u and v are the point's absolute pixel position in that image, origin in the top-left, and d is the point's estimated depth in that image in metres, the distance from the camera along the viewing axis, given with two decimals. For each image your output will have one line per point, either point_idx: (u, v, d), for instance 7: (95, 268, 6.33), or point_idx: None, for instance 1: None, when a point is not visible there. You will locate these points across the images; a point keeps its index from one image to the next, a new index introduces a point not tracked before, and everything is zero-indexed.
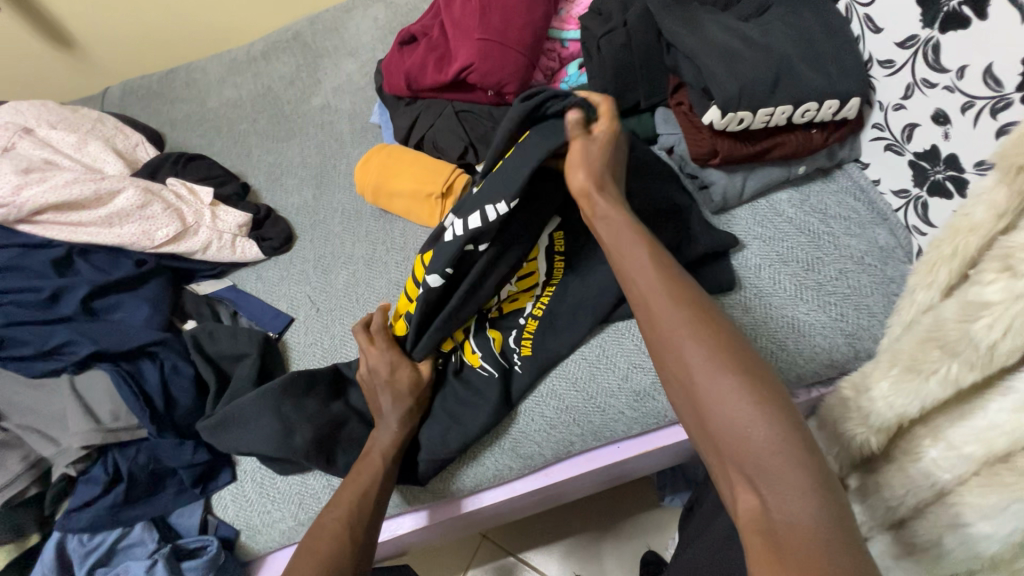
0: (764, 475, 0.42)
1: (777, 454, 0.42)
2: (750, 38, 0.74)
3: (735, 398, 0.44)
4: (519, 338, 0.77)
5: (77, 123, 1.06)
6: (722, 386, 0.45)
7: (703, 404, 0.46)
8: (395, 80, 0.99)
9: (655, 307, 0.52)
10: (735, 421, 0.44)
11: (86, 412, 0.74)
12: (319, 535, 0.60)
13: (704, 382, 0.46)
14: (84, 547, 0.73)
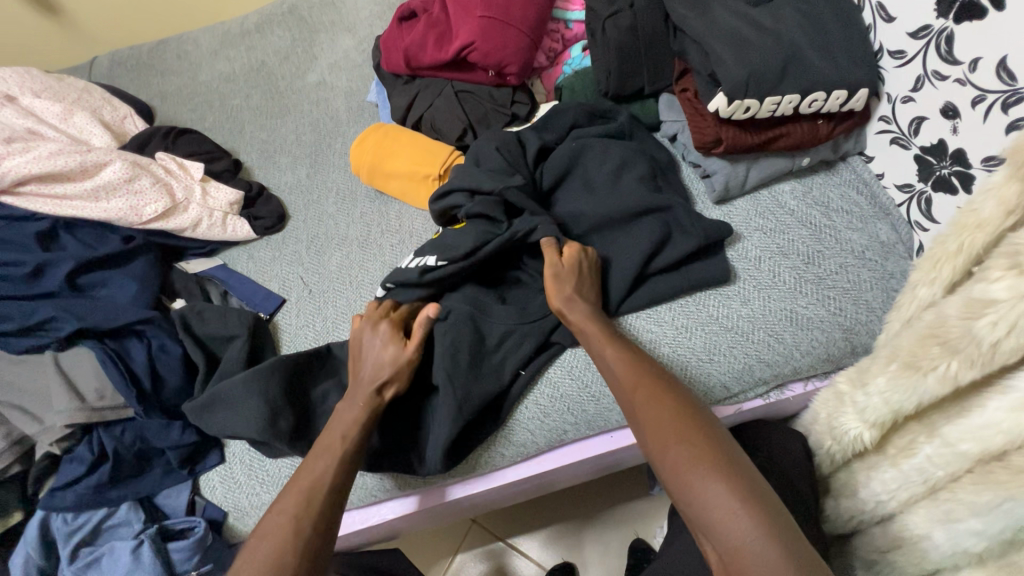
0: (715, 522, 0.48)
1: (729, 503, 0.48)
2: (759, 23, 0.72)
3: (692, 455, 0.52)
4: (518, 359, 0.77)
5: (63, 93, 1.03)
6: (677, 445, 0.53)
7: (663, 462, 0.53)
8: (393, 57, 0.96)
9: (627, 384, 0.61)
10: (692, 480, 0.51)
11: (71, 391, 0.73)
12: (265, 529, 0.57)
13: (663, 442, 0.54)
14: (68, 525, 0.72)
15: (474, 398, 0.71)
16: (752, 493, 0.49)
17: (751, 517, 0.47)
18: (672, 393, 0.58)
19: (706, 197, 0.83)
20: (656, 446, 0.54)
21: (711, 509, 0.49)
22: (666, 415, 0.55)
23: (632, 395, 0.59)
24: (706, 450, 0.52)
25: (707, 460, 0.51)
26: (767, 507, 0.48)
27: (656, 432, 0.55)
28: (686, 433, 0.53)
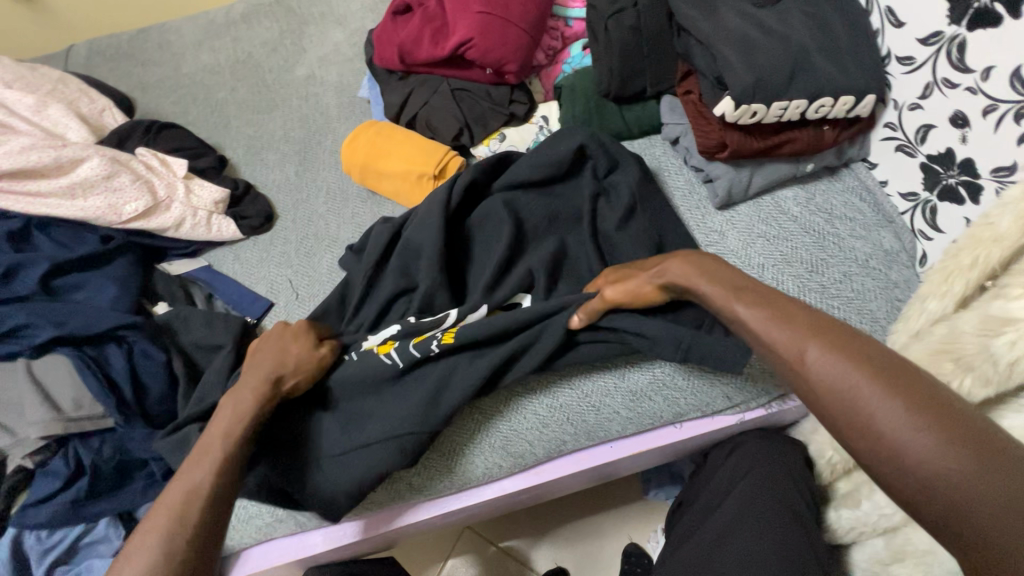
0: (978, 533, 0.39)
1: (990, 507, 0.39)
2: (767, 26, 0.70)
3: (913, 428, 0.43)
4: (446, 328, 0.71)
5: (36, 83, 0.97)
6: (901, 433, 0.43)
7: (879, 456, 0.44)
8: (387, 52, 0.92)
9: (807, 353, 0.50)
10: (931, 482, 0.41)
11: (44, 400, 0.69)
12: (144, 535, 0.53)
13: (879, 430, 0.44)
14: (41, 545, 0.70)
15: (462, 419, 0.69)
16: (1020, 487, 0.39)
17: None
18: (868, 361, 0.48)
19: (708, 202, 0.82)
20: (864, 435, 0.45)
21: (968, 518, 0.40)
22: (880, 394, 0.45)
23: (808, 365, 0.49)
24: (941, 437, 0.42)
25: (949, 451, 0.41)
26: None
27: (863, 416, 0.45)
28: (908, 416, 0.44)
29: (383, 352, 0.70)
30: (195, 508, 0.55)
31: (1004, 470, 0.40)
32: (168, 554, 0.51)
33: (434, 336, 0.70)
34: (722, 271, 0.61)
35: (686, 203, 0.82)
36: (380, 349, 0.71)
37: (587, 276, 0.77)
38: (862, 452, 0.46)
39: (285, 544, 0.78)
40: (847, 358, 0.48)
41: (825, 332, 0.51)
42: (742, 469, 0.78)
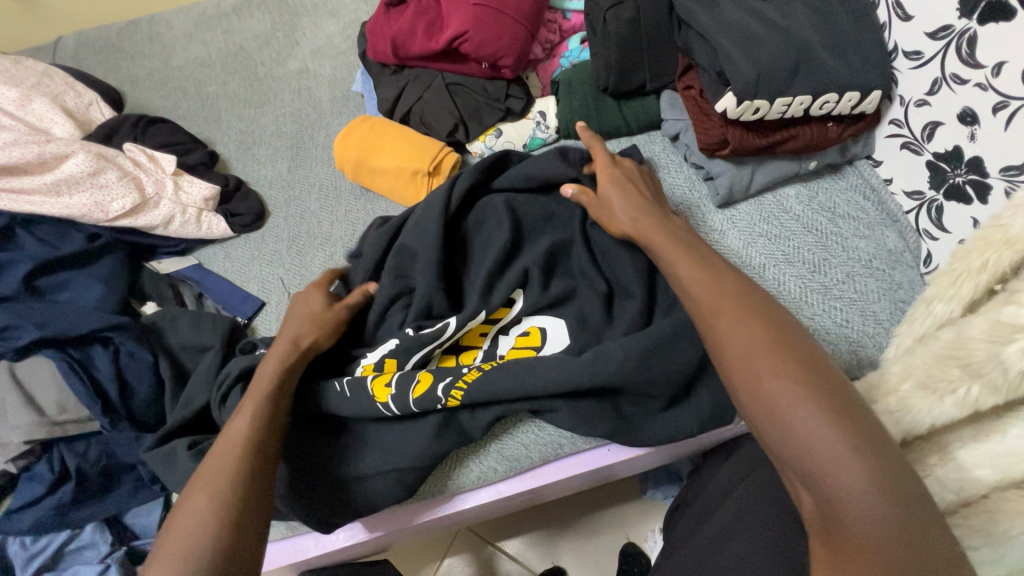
0: (820, 474, 0.42)
1: (835, 452, 0.42)
2: (770, 19, 0.67)
3: (787, 390, 0.46)
4: (448, 388, 0.67)
5: (21, 76, 0.95)
6: (775, 381, 0.46)
7: (754, 399, 0.47)
8: (380, 46, 0.89)
9: (716, 312, 0.53)
10: (793, 426, 0.44)
11: (27, 403, 0.67)
12: (187, 509, 0.51)
13: (758, 376, 0.47)
14: (26, 551, 0.70)
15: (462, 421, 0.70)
16: (864, 439, 0.43)
17: (864, 471, 0.41)
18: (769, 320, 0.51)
19: (708, 201, 0.80)
20: (742, 378, 0.48)
21: (814, 459, 0.43)
22: (772, 358, 0.48)
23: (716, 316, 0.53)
24: (809, 389, 0.45)
25: (812, 400, 0.45)
26: (883, 459, 0.42)
27: (747, 364, 0.48)
28: (785, 367, 0.47)
29: (380, 400, 0.68)
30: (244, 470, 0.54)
31: (849, 431, 0.43)
32: (214, 538, 0.49)
33: (438, 396, 0.67)
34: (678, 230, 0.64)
35: (686, 201, 0.80)
36: (377, 396, 0.68)
37: (584, 278, 0.75)
38: (742, 396, 0.49)
39: (276, 548, 0.76)
40: (751, 322, 0.51)
41: (739, 293, 0.54)
42: (742, 472, 0.77)
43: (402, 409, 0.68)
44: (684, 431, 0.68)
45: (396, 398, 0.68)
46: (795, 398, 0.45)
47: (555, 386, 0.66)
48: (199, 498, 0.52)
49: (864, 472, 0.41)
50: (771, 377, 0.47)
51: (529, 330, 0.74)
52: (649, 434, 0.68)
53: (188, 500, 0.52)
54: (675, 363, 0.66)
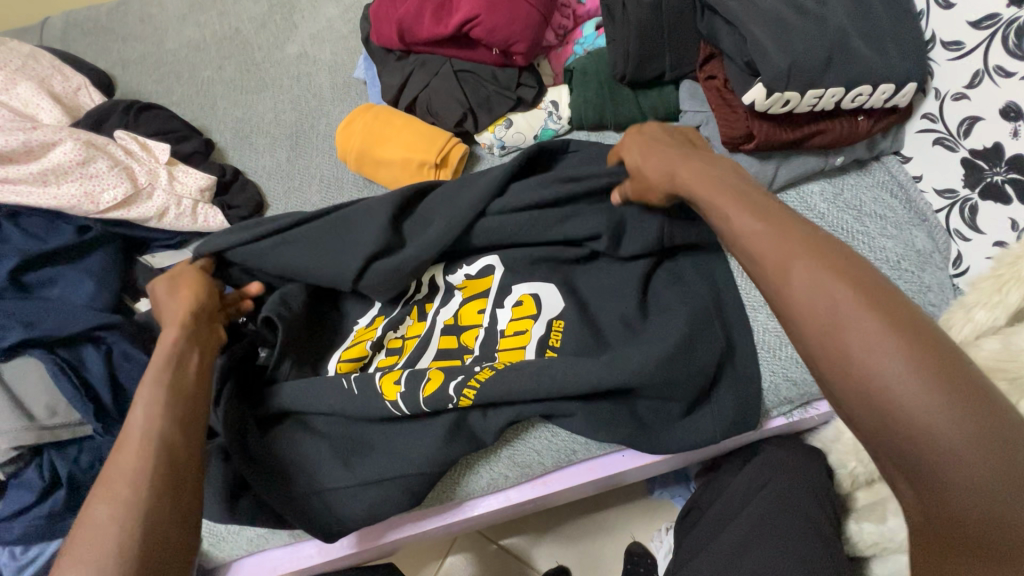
0: (942, 474, 0.34)
1: (958, 441, 0.33)
2: (803, 5, 0.64)
3: (903, 371, 0.35)
4: (460, 387, 0.64)
5: (4, 59, 0.90)
6: (872, 357, 0.36)
7: (845, 381, 0.37)
8: (384, 30, 0.85)
9: (795, 265, 0.41)
10: (897, 412, 0.35)
11: (16, 407, 0.64)
12: (82, 539, 0.41)
13: (848, 353, 0.37)
14: (16, 561, 0.67)
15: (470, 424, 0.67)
16: (993, 419, 0.34)
17: (993, 466, 0.33)
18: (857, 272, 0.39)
19: None
20: (833, 355, 0.38)
21: (930, 451, 0.34)
22: (876, 329, 0.37)
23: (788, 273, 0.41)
24: (917, 361, 0.35)
25: (924, 378, 0.35)
26: (1017, 442, 0.33)
27: (835, 336, 0.38)
28: (886, 337, 0.36)
29: (389, 398, 0.65)
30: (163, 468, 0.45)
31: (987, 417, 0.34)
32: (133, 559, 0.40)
33: (449, 395, 0.64)
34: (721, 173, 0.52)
35: None
36: (385, 393, 0.65)
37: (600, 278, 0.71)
38: (826, 373, 0.39)
39: (277, 555, 0.74)
40: (840, 277, 0.39)
41: (811, 240, 0.42)
42: (762, 480, 0.74)
43: (412, 409, 0.65)
44: (705, 438, 0.65)
45: (405, 397, 0.65)
46: (910, 379, 0.35)
47: (569, 392, 0.63)
48: (107, 504, 0.42)
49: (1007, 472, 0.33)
50: (875, 354, 0.36)
51: (521, 300, 0.69)
52: (668, 441, 0.65)
53: (89, 508, 0.43)
54: (697, 369, 0.63)
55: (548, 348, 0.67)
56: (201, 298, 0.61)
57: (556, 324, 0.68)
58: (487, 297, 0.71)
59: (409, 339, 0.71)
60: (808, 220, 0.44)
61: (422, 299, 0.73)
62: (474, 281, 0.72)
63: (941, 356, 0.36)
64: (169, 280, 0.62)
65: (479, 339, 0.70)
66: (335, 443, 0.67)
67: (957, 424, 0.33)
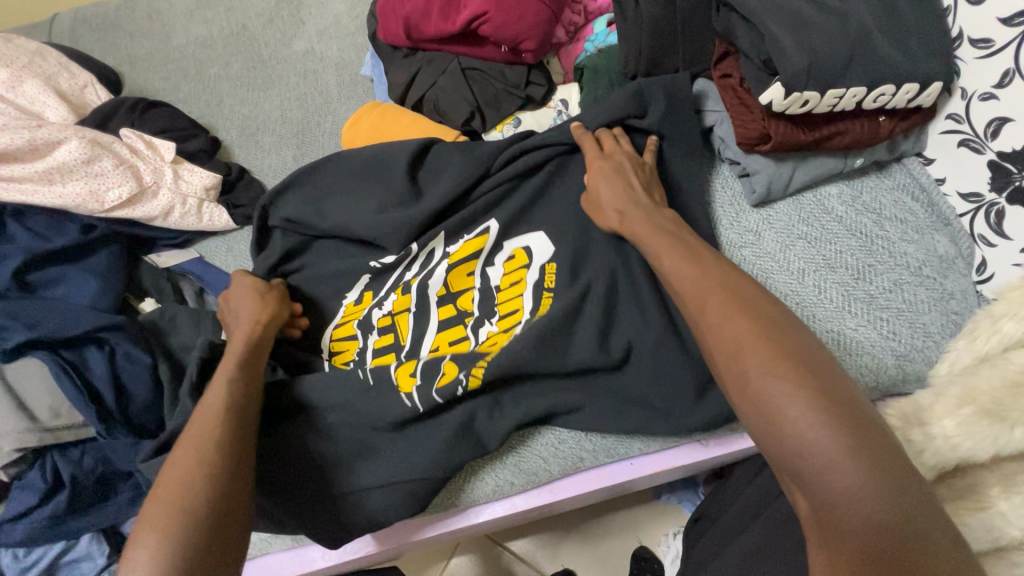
0: (814, 474, 0.39)
1: (831, 449, 0.39)
2: (824, 2, 0.61)
3: (781, 385, 0.42)
4: (469, 371, 0.64)
5: (11, 56, 0.89)
6: (762, 375, 0.43)
7: (745, 400, 0.43)
8: (391, 26, 0.83)
9: (712, 299, 0.49)
10: (784, 424, 0.41)
11: (19, 409, 0.64)
12: (171, 478, 0.48)
13: (743, 372, 0.44)
14: (19, 562, 0.66)
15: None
16: (847, 420, 0.40)
17: (853, 468, 0.38)
18: (749, 302, 0.47)
19: (743, 199, 0.74)
20: (731, 372, 0.45)
21: (809, 458, 0.39)
22: (763, 349, 0.44)
23: (703, 309, 0.49)
24: (796, 379, 0.42)
25: (805, 395, 0.41)
26: (880, 452, 0.39)
27: (730, 350, 0.45)
28: (774, 360, 0.43)
29: (405, 393, 0.65)
30: (219, 440, 0.52)
31: (849, 427, 0.40)
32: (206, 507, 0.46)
33: (460, 379, 0.64)
34: (670, 221, 0.60)
35: (719, 199, 0.75)
36: (402, 386, 0.66)
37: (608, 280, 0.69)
38: (729, 389, 0.45)
39: (281, 558, 0.73)
40: (743, 309, 0.47)
41: (728, 281, 0.50)
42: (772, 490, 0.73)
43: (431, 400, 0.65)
44: None
45: (420, 390, 0.65)
46: (786, 392, 0.41)
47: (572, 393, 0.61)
48: (186, 460, 0.50)
49: (864, 474, 0.38)
50: (763, 371, 0.43)
51: (513, 253, 0.71)
52: None
53: (174, 461, 0.50)
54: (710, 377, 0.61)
55: (545, 291, 0.68)
56: (271, 299, 0.70)
57: (550, 268, 0.69)
58: (478, 258, 0.72)
59: (397, 316, 0.71)
60: (726, 263, 0.52)
61: (409, 273, 0.73)
62: (466, 243, 0.72)
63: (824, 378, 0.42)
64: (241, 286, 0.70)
65: (478, 301, 0.71)
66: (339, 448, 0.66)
67: (824, 430, 0.39)
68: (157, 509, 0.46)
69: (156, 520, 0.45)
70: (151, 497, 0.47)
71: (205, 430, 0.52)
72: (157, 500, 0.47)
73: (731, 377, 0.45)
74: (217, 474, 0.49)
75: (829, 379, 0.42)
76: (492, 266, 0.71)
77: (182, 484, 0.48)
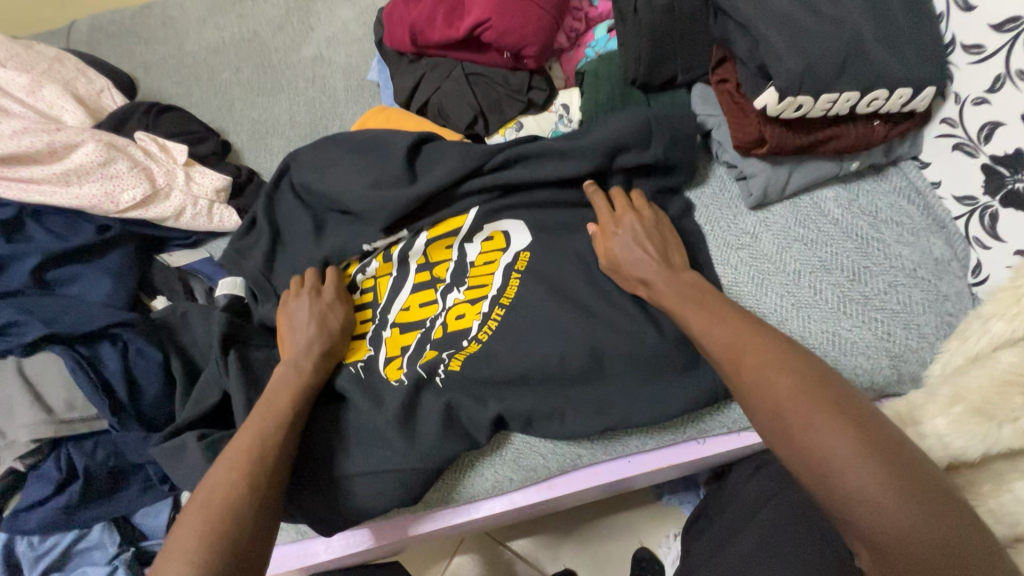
0: (875, 527, 0.39)
1: (883, 495, 0.40)
2: (818, 9, 0.62)
3: (828, 435, 0.43)
4: (451, 354, 0.70)
5: (31, 62, 0.92)
6: (807, 428, 0.44)
7: (790, 452, 0.45)
8: (397, 33, 0.85)
9: (744, 354, 0.50)
10: (832, 474, 0.42)
11: (36, 401, 0.66)
12: (209, 488, 0.51)
13: (788, 425, 0.45)
14: (34, 550, 0.69)
15: (467, 428, 0.67)
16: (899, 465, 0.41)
17: (915, 517, 0.39)
18: (779, 352, 0.49)
19: (740, 201, 0.76)
20: (775, 425, 0.46)
21: (860, 505, 0.40)
22: (801, 400, 0.45)
23: (736, 364, 0.51)
24: (843, 428, 0.43)
25: (851, 442, 0.42)
26: (930, 495, 0.40)
27: (771, 403, 0.46)
28: (813, 410, 0.44)
29: (394, 378, 0.70)
30: (261, 470, 0.54)
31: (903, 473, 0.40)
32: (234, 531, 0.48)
33: (442, 358, 0.70)
34: (692, 285, 0.60)
35: (716, 200, 0.76)
36: (389, 374, 0.70)
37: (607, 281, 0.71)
38: (776, 444, 0.46)
39: (285, 551, 0.75)
40: (775, 360, 0.48)
41: (755, 331, 0.52)
42: (770, 489, 0.73)
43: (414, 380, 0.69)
44: None
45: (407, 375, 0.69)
46: (834, 440, 0.42)
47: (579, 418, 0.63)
48: (224, 476, 0.52)
49: (927, 522, 0.38)
50: (807, 421, 0.44)
51: (492, 236, 0.73)
52: None
53: (212, 475, 0.52)
54: None
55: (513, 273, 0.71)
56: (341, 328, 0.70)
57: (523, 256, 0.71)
58: (456, 236, 0.73)
59: (379, 279, 0.75)
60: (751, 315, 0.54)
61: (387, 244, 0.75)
62: (444, 223, 0.73)
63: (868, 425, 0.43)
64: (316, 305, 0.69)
65: (450, 268, 0.73)
66: (344, 443, 0.67)
67: (880, 478, 0.40)
68: (193, 530, 0.47)
69: (191, 535, 0.47)
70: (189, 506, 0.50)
71: (249, 455, 0.54)
72: (196, 511, 0.49)
73: (776, 431, 0.46)
74: (245, 501, 0.50)
75: (874, 425, 0.43)
76: (471, 242, 0.73)
77: (224, 506, 0.49)
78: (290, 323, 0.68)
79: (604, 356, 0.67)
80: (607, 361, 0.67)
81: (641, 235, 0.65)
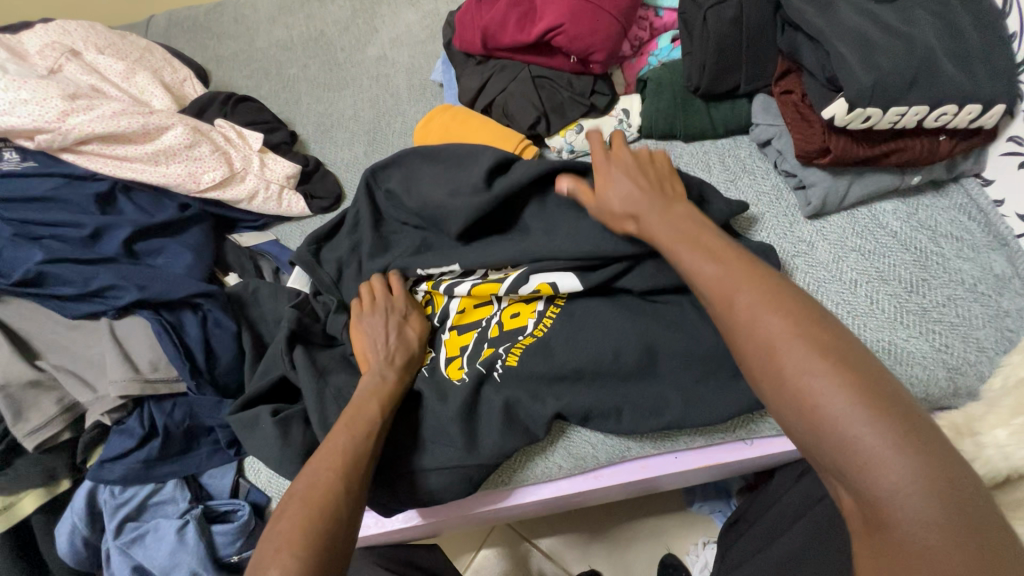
0: (863, 470, 0.38)
1: (876, 441, 0.38)
2: (890, 25, 0.64)
3: (821, 380, 0.41)
4: (508, 348, 0.72)
5: (125, 50, 0.99)
6: (803, 371, 0.42)
7: (784, 399, 0.42)
8: (468, 35, 0.89)
9: (739, 296, 0.47)
10: (827, 420, 0.40)
11: (125, 360, 0.71)
12: (306, 483, 0.55)
13: (782, 367, 0.43)
14: (115, 499, 0.73)
15: (523, 416, 0.70)
16: (896, 411, 0.39)
17: (910, 463, 0.37)
18: (780, 298, 0.46)
19: (797, 211, 0.77)
20: (766, 369, 0.44)
21: (861, 453, 0.38)
22: (798, 344, 0.43)
23: (733, 311, 0.47)
24: (839, 372, 0.41)
25: (845, 387, 0.40)
26: (936, 445, 0.38)
27: (765, 348, 0.44)
28: (817, 351, 0.42)
29: (455, 378, 0.72)
30: (351, 479, 0.56)
31: (899, 419, 0.38)
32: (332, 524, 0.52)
33: (500, 352, 0.72)
34: (689, 221, 0.58)
35: (772, 208, 0.78)
36: (450, 374, 0.73)
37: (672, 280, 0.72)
38: (766, 388, 0.44)
39: None
40: (773, 302, 0.46)
41: (757, 276, 0.49)
42: (817, 494, 0.73)
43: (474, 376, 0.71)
44: None
45: (466, 373, 0.72)
46: (827, 384, 0.40)
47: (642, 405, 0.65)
48: (320, 473, 0.55)
49: (920, 469, 0.36)
50: (800, 365, 0.42)
51: (537, 288, 0.71)
52: None
53: (309, 471, 0.56)
54: None
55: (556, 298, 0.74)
56: (418, 340, 0.74)
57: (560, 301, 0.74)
58: (501, 283, 0.73)
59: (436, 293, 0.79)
60: (754, 260, 0.51)
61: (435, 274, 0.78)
62: (479, 287, 0.74)
63: (867, 371, 0.41)
64: (394, 318, 0.73)
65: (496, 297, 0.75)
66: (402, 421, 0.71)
67: (871, 422, 0.38)
68: (297, 527, 0.50)
69: (295, 529, 0.50)
70: (290, 501, 0.54)
71: (343, 460, 0.57)
72: (295, 504, 0.53)
73: (766, 376, 0.44)
74: (341, 500, 0.54)
75: (870, 370, 0.41)
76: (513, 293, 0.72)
77: (322, 510, 0.52)
78: (369, 335, 0.71)
79: (659, 352, 0.69)
80: (662, 357, 0.69)
81: (642, 194, 0.62)
